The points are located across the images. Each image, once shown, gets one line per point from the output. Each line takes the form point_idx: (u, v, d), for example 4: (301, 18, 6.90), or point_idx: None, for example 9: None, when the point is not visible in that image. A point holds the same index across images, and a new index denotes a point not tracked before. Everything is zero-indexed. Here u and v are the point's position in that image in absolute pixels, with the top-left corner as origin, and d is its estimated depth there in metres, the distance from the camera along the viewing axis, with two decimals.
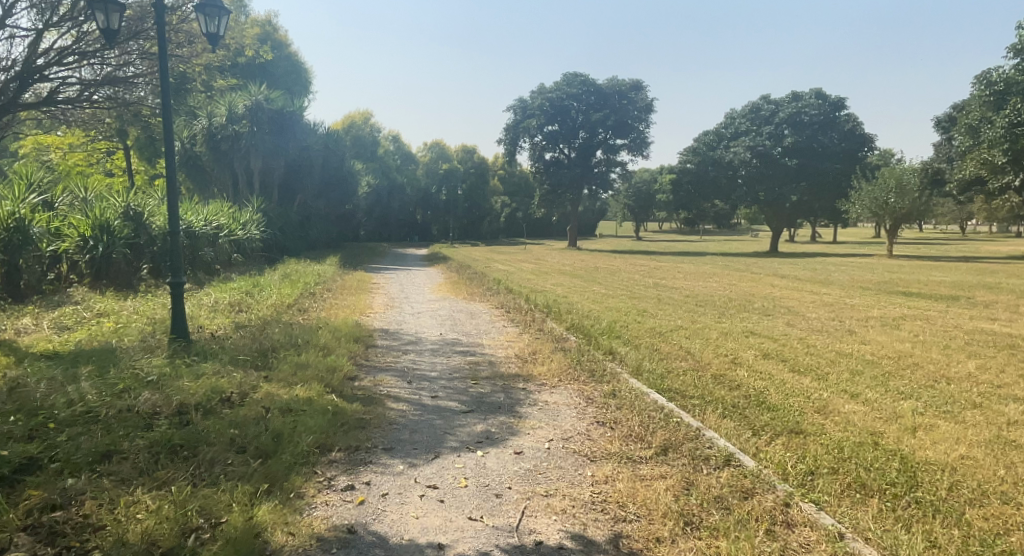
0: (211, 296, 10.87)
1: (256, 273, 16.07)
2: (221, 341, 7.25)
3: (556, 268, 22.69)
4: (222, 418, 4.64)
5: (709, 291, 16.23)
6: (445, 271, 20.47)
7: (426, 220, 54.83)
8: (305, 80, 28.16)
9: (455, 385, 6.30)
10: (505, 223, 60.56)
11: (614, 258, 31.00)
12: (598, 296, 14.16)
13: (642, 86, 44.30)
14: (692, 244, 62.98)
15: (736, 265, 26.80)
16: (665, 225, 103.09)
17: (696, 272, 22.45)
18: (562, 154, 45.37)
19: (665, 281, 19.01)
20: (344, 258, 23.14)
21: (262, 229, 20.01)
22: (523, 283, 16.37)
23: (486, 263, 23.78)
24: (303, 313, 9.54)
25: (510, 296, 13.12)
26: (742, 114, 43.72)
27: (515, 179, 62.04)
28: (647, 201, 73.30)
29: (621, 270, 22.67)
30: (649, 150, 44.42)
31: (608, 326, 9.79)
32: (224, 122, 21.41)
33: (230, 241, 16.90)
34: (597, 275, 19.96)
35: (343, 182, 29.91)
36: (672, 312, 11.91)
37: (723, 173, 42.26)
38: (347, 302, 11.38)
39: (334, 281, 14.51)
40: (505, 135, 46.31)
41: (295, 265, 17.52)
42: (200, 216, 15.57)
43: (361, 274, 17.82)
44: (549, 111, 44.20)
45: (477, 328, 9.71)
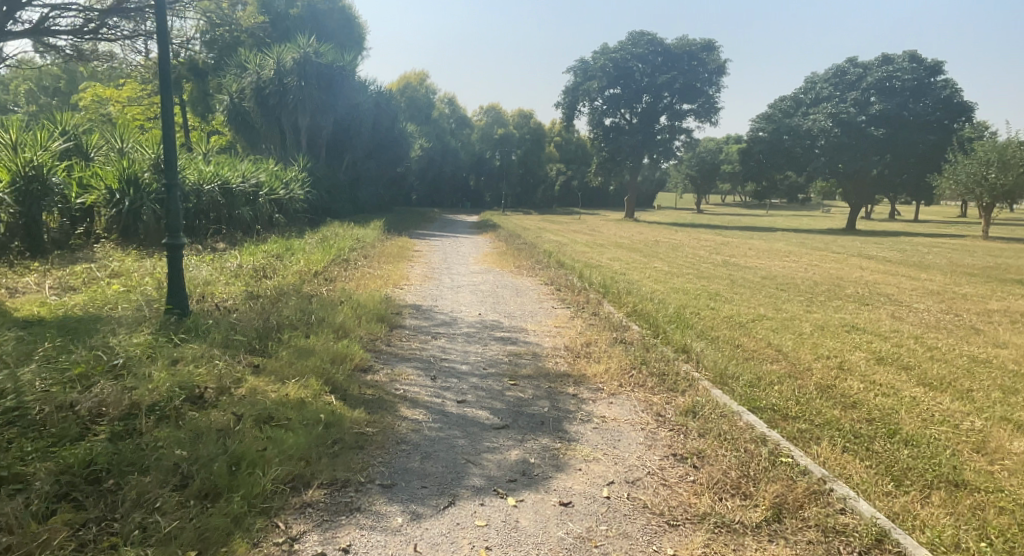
0: (235, 261, 9.99)
1: (295, 235, 15.26)
2: (224, 313, 6.24)
3: (613, 240, 21.15)
4: (177, 427, 3.52)
5: (787, 272, 14.44)
6: (494, 239, 19.26)
7: (480, 186, 53.79)
8: (357, 35, 27.05)
9: (488, 386, 5.03)
10: (560, 192, 58.77)
11: (675, 231, 29.11)
12: (660, 274, 12.64)
13: (713, 47, 41.16)
14: (758, 218, 59.56)
15: (812, 243, 24.51)
16: (729, 198, 98.42)
17: (769, 250, 20.38)
18: (623, 119, 42.97)
19: (734, 258, 17.22)
20: (391, 223, 22.28)
21: (307, 189, 19.26)
22: (577, 256, 15.00)
23: (538, 233, 22.40)
24: (328, 284, 8.47)
25: (562, 271, 11.79)
26: (824, 78, 39.99)
27: (573, 145, 59.82)
28: (712, 171, 69.58)
29: (684, 244, 20.87)
30: (718, 117, 41.53)
31: (677, 313, 8.32)
32: (272, 76, 20.55)
33: (270, 200, 16.14)
34: (658, 250, 18.31)
35: (395, 144, 28.97)
36: (749, 297, 10.30)
37: (799, 143, 39.11)
38: (381, 272, 10.33)
39: (373, 247, 13.52)
40: (564, 98, 44.17)
41: (337, 228, 16.66)
42: (239, 173, 14.78)
43: (404, 240, 16.83)
44: (612, 73, 41.62)
45: (523, 309, 8.44)
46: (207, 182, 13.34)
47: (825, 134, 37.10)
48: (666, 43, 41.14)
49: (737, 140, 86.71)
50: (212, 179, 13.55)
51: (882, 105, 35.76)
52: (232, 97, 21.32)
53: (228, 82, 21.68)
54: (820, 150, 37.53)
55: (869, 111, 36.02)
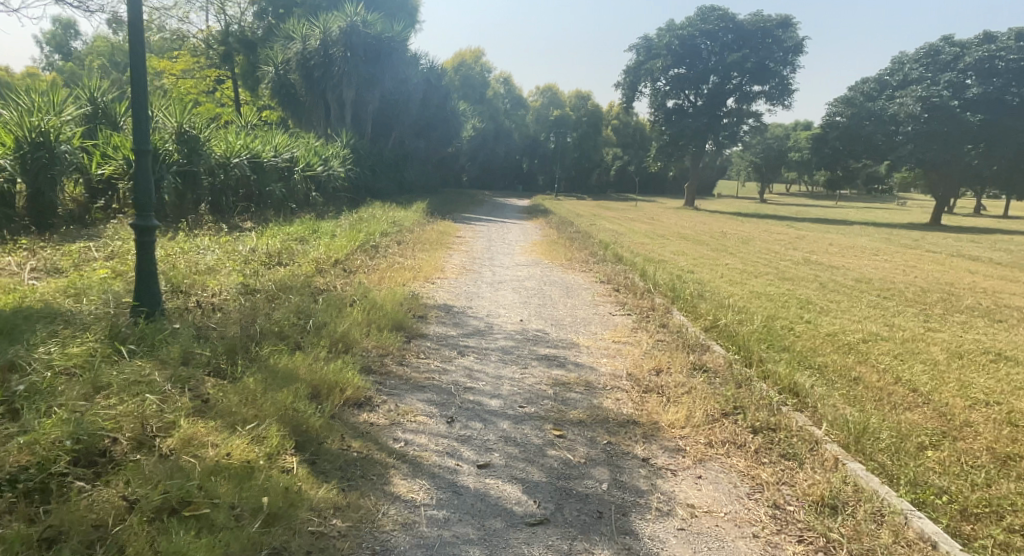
0: (252, 243, 8.90)
1: (330, 216, 14.23)
2: (201, 315, 5.00)
3: (674, 230, 19.36)
4: (36, 522, 2.26)
5: (883, 275, 12.38)
6: (545, 225, 17.82)
7: (533, 169, 52.49)
8: (412, 8, 25.83)
9: (524, 439, 3.60)
10: (615, 177, 56.61)
11: (742, 222, 26.83)
12: (735, 273, 10.87)
13: (791, 23, 38.00)
14: (828, 210, 55.69)
15: (900, 239, 21.93)
16: (795, 187, 93.49)
17: (852, 246, 18.14)
18: (687, 101, 40.45)
19: (815, 255, 15.18)
20: (436, 204, 21.08)
21: (348, 167, 18.28)
22: (636, 249, 13.39)
23: (592, 220, 20.78)
24: (346, 278, 7.24)
25: (619, 266, 10.29)
26: (914, 58, 35.97)
27: (631, 129, 57.32)
28: (779, 158, 65.66)
29: (755, 237, 18.86)
30: (793, 100, 38.58)
31: (766, 326, 6.67)
32: (318, 46, 19.63)
33: (307, 177, 15.18)
34: (726, 243, 16.43)
35: (446, 123, 27.84)
36: (849, 307, 8.47)
37: (882, 130, 35.66)
38: (412, 263, 9.09)
39: (409, 232, 12.31)
40: (624, 78, 41.98)
41: (377, 210, 15.57)
42: (273, 148, 13.79)
43: (446, 224, 15.62)
44: (678, 52, 39.17)
45: (573, 315, 7.00)
46: (235, 156, 12.29)
47: (913, 120, 33.73)
48: (738, 18, 38.29)
49: (806, 127, 81.78)
50: (242, 152, 12.54)
51: (980, 88, 31.79)
52: (279, 68, 20.59)
53: (274, 53, 20.99)
54: (906, 137, 34.10)
55: (965, 94, 32.24)
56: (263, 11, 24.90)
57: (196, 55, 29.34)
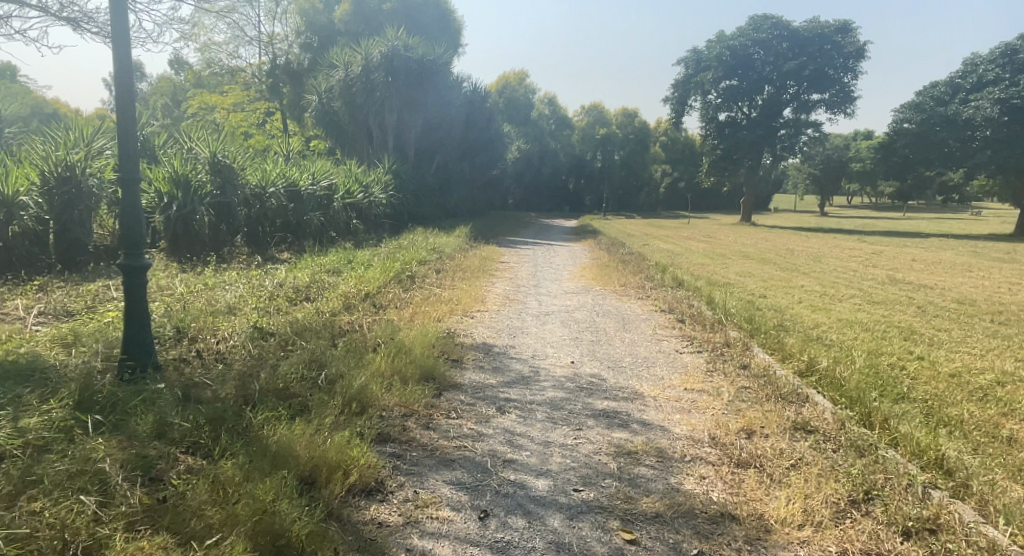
0: (281, 276, 8.32)
1: (370, 244, 13.70)
2: (197, 370, 4.28)
3: (735, 249, 18.04)
4: None
5: (987, 295, 10.79)
6: (595, 247, 16.86)
7: (580, 189, 51.69)
8: (454, 31, 25.60)
9: (582, 547, 2.67)
10: (665, 194, 55.16)
11: (806, 238, 25.13)
12: (813, 297, 9.59)
13: (851, 28, 36.17)
14: (896, 222, 52.49)
15: (990, 252, 19.88)
16: (857, 200, 89.22)
17: (938, 262, 16.40)
18: (740, 114, 38.93)
19: (899, 273, 13.66)
20: (480, 228, 20.44)
21: (390, 193, 17.87)
22: (697, 271, 12.27)
23: (644, 240, 19.71)
24: (375, 315, 6.49)
25: (681, 292, 9.24)
26: (988, 58, 33.32)
27: (681, 145, 55.80)
28: (839, 169, 62.70)
29: (825, 255, 17.35)
30: (855, 108, 36.55)
31: (870, 364, 5.49)
32: (359, 73, 19.49)
33: (348, 204, 14.75)
34: (794, 262, 15.05)
35: (491, 145, 27.37)
36: (963, 336, 7.11)
37: (956, 136, 33.13)
38: (451, 294, 8.32)
39: (451, 259, 11.61)
40: (673, 92, 40.87)
41: (419, 236, 14.99)
42: (312, 176, 13.37)
43: (491, 249, 14.89)
44: (729, 63, 37.81)
45: (633, 355, 6.00)
46: (271, 185, 11.89)
47: (991, 124, 31.19)
48: (793, 25, 36.69)
49: (867, 137, 78.08)
50: (278, 181, 12.13)
51: None
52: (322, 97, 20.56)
53: (318, 82, 20.95)
54: (984, 142, 31.58)
55: None
56: (308, 42, 25.14)
57: (246, 89, 30.05)
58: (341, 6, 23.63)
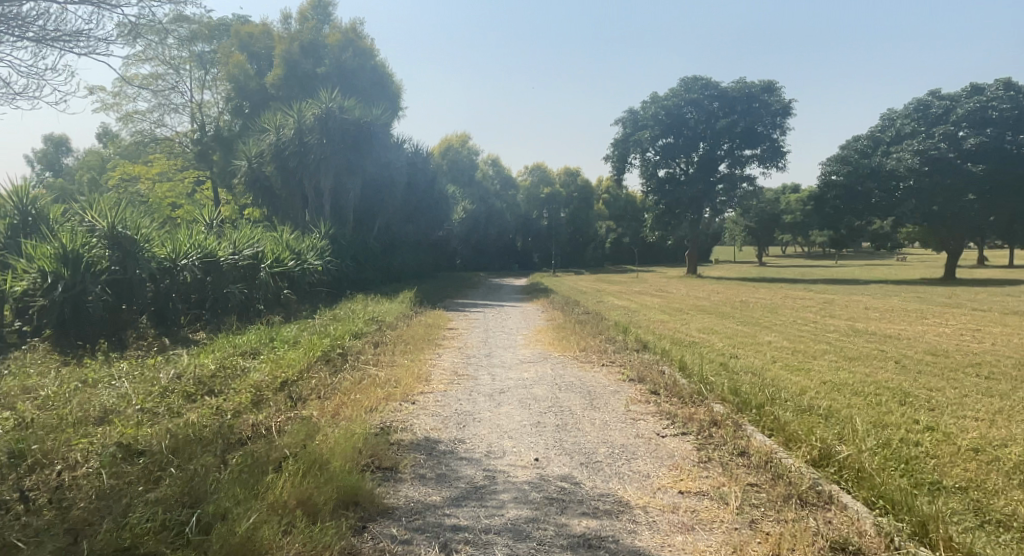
0: (183, 364, 6.99)
1: (302, 317, 12.40)
2: (8, 522, 3.02)
3: (690, 303, 17.56)
4: None
5: (954, 343, 10.44)
6: (547, 307, 16.03)
7: (527, 247, 51.61)
8: (393, 94, 25.19)
9: None
10: (611, 250, 55.70)
11: (755, 288, 25.15)
12: (785, 355, 8.91)
13: (775, 87, 38.13)
14: (832, 270, 54.47)
15: (933, 297, 20.18)
16: (789, 249, 93.32)
17: (890, 309, 16.33)
18: (679, 170, 39.89)
19: (859, 323, 13.33)
20: (427, 292, 19.36)
21: (326, 259, 16.68)
22: (659, 330, 11.50)
23: (597, 298, 19.05)
24: (289, 412, 5.27)
25: (647, 356, 8.38)
26: (903, 113, 35.82)
27: (622, 202, 56.92)
28: (773, 221, 65.24)
29: (780, 306, 17.08)
30: (786, 161, 38.12)
31: (882, 442, 4.68)
32: (292, 135, 18.58)
33: (278, 273, 13.47)
34: (753, 315, 14.58)
35: (434, 207, 26.67)
36: (959, 395, 6.46)
37: (883, 185, 34.86)
38: (390, 373, 7.17)
39: (392, 330, 10.47)
40: (613, 151, 41.69)
41: (358, 304, 13.79)
42: (234, 244, 12.10)
43: (437, 314, 13.81)
44: (664, 121, 38.98)
45: (608, 442, 4.97)
46: (184, 257, 10.59)
47: (914, 174, 32.86)
48: (722, 86, 38.38)
49: (794, 190, 82.31)
50: (192, 252, 10.82)
51: (977, 138, 31.32)
52: (252, 161, 19.48)
53: (247, 146, 19.87)
54: (909, 191, 33.22)
55: (964, 145, 31.65)
56: (238, 108, 24.22)
57: (172, 157, 28.63)
58: (273, 70, 22.97)
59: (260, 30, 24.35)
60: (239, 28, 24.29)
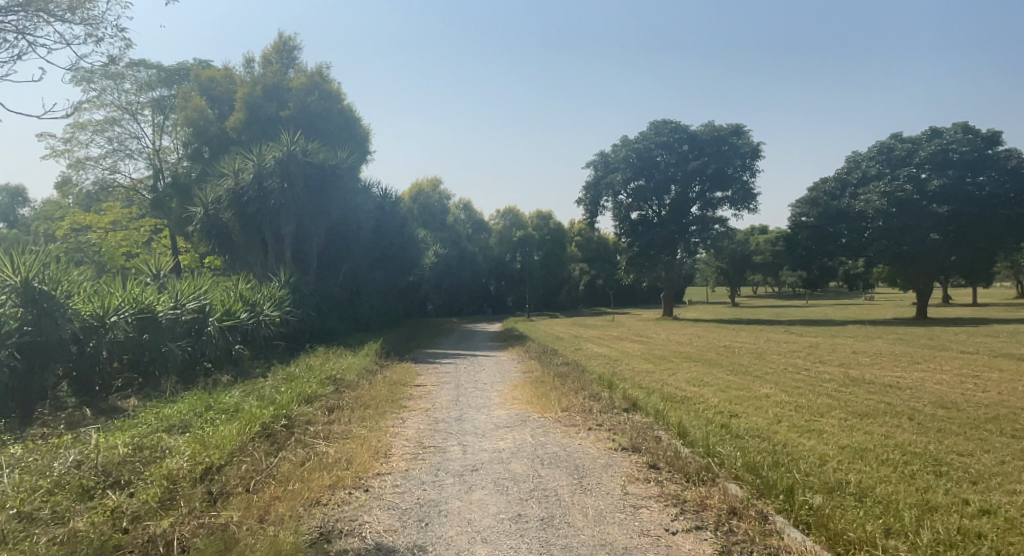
0: (89, 446, 5.80)
1: (252, 376, 11.19)
2: None
3: (673, 349, 16.76)
4: None
5: (960, 393, 9.75)
6: (523, 356, 15.04)
7: (501, 291, 50.84)
8: (362, 138, 24.55)
9: None
10: (585, 292, 55.21)
11: (735, 331, 24.54)
12: (787, 411, 8.11)
13: (742, 130, 38.64)
14: (804, 310, 54.69)
15: (917, 339, 19.74)
16: (761, 289, 94.31)
17: (879, 353, 15.72)
18: (651, 212, 39.85)
19: (853, 370, 12.63)
20: (395, 342, 18.21)
21: (285, 309, 15.52)
22: (646, 382, 10.58)
23: (575, 345, 18.14)
24: (203, 516, 4.16)
25: (639, 417, 7.41)
26: (868, 156, 36.61)
27: (595, 244, 56.85)
28: (744, 262, 65.76)
29: (767, 351, 16.37)
30: (757, 203, 38.36)
31: (944, 538, 3.82)
32: (251, 179, 17.64)
33: (227, 327, 12.28)
34: (742, 362, 13.78)
35: (405, 253, 25.75)
36: (998, 463, 5.68)
37: (852, 227, 35.07)
38: (342, 449, 6.08)
39: (351, 390, 9.35)
40: (585, 194, 41.58)
41: (318, 359, 12.64)
42: (177, 296, 10.94)
43: (404, 368, 12.70)
44: (636, 165, 39.12)
45: (607, 546, 3.96)
46: (115, 313, 9.43)
47: (882, 216, 33.07)
48: (691, 130, 38.77)
49: (763, 232, 83.69)
50: (125, 307, 9.65)
51: (940, 180, 31.92)
52: (209, 208, 18.45)
53: (204, 192, 18.85)
54: (878, 232, 33.31)
55: (928, 187, 32.21)
56: (197, 152, 23.24)
57: (128, 205, 27.46)
58: (234, 114, 22.17)
59: (222, 74, 23.74)
60: (200, 72, 23.61)
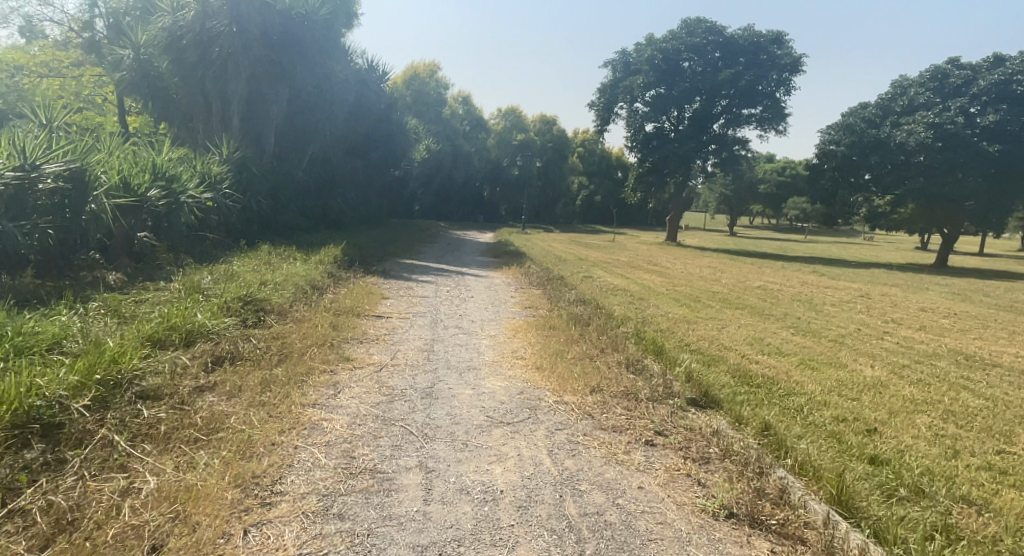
0: None
1: (145, 281, 7.99)
2: None
3: (701, 287, 13.78)
4: None
5: None
6: (518, 281, 11.96)
7: (494, 199, 47.40)
8: None
9: None
10: (581, 208, 51.85)
11: (757, 267, 21.56)
12: (941, 422, 5.20)
13: (784, 39, 33.88)
14: (809, 246, 51.88)
15: (976, 296, 16.76)
16: (757, 221, 91.53)
17: (953, 314, 12.75)
18: (668, 125, 35.93)
19: (949, 341, 9.67)
20: (362, 245, 14.97)
21: (221, 192, 12.04)
22: (696, 342, 7.61)
23: (580, 270, 15.10)
24: None
25: (727, 430, 4.39)
26: (919, 81, 31.62)
27: (598, 156, 52.73)
28: (750, 191, 62.18)
29: (816, 300, 13.40)
30: (787, 125, 34.49)
31: None
32: (193, 19, 13.60)
33: (121, 205, 8.85)
34: (795, 316, 10.84)
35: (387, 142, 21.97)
36: None
37: (887, 160, 30.91)
38: (176, 484, 2.98)
39: (274, 325, 6.24)
40: (598, 97, 37.29)
41: (252, 263, 9.44)
42: (27, 151, 7.35)
43: (364, 285, 9.61)
44: (660, 67, 34.69)
45: None
46: None
47: (924, 150, 28.55)
48: (727, 33, 33.96)
49: (770, 161, 79.66)
50: None
51: (996, 114, 27.35)
52: (139, 51, 14.47)
53: (135, 31, 14.75)
54: (917, 168, 29.30)
55: (981, 122, 27.91)
56: None
57: (64, 48, 22.86)
58: None
59: None
60: None
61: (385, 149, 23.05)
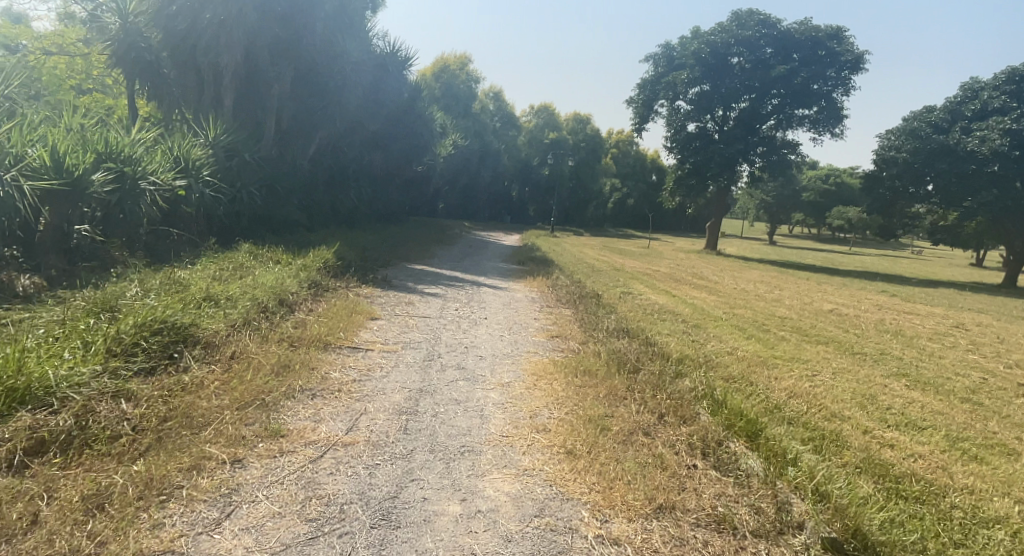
0: None
1: (60, 288, 6.20)
2: None
3: (763, 310, 11.49)
4: None
5: None
6: (541, 298, 9.87)
7: (523, 199, 45.52)
8: None
9: None
10: (614, 212, 49.49)
11: (816, 283, 19.04)
12: None
13: (844, 34, 31.00)
14: (857, 259, 48.51)
15: None
16: (796, 229, 87.58)
17: None
18: (712, 125, 33.45)
19: None
20: (365, 245, 13.06)
21: (198, 179, 10.23)
22: (789, 403, 5.45)
23: (614, 283, 12.93)
24: None
25: None
26: (994, 83, 27.41)
27: (633, 157, 50.17)
28: (792, 199, 58.88)
29: (905, 331, 10.99)
30: (843, 128, 31.70)
31: None
32: None
33: (47, 192, 7.03)
34: (893, 356, 8.51)
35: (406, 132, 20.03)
36: None
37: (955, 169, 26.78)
38: None
39: (189, 369, 4.32)
40: (637, 94, 35.04)
41: (215, 267, 7.59)
42: None
43: (348, 299, 7.63)
44: (706, 62, 32.22)
45: None
46: None
47: (999, 159, 25.27)
48: (782, 26, 31.24)
49: (813, 167, 75.78)
50: None
51: None
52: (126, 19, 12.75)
53: None
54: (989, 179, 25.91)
55: None
56: None
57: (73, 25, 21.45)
58: None
59: None
60: None
61: (405, 140, 21.18)
